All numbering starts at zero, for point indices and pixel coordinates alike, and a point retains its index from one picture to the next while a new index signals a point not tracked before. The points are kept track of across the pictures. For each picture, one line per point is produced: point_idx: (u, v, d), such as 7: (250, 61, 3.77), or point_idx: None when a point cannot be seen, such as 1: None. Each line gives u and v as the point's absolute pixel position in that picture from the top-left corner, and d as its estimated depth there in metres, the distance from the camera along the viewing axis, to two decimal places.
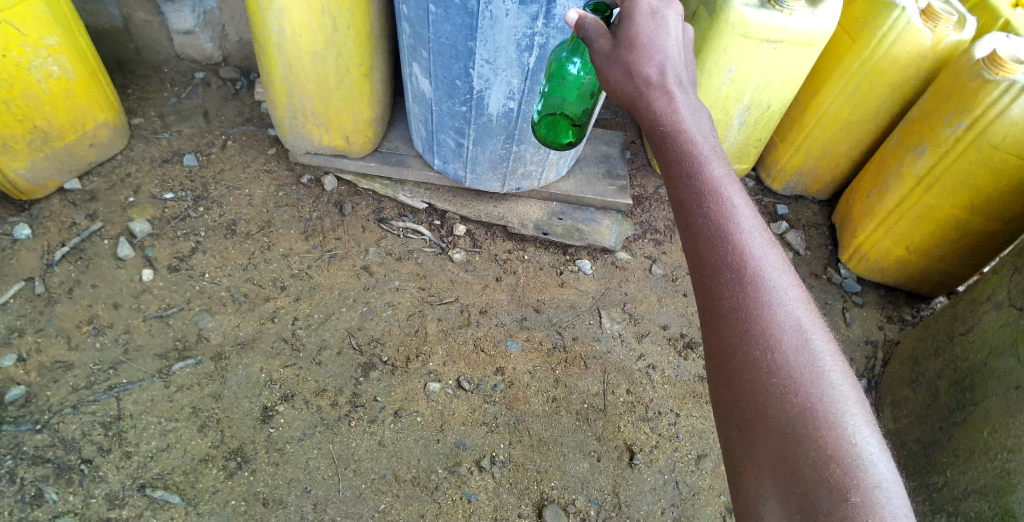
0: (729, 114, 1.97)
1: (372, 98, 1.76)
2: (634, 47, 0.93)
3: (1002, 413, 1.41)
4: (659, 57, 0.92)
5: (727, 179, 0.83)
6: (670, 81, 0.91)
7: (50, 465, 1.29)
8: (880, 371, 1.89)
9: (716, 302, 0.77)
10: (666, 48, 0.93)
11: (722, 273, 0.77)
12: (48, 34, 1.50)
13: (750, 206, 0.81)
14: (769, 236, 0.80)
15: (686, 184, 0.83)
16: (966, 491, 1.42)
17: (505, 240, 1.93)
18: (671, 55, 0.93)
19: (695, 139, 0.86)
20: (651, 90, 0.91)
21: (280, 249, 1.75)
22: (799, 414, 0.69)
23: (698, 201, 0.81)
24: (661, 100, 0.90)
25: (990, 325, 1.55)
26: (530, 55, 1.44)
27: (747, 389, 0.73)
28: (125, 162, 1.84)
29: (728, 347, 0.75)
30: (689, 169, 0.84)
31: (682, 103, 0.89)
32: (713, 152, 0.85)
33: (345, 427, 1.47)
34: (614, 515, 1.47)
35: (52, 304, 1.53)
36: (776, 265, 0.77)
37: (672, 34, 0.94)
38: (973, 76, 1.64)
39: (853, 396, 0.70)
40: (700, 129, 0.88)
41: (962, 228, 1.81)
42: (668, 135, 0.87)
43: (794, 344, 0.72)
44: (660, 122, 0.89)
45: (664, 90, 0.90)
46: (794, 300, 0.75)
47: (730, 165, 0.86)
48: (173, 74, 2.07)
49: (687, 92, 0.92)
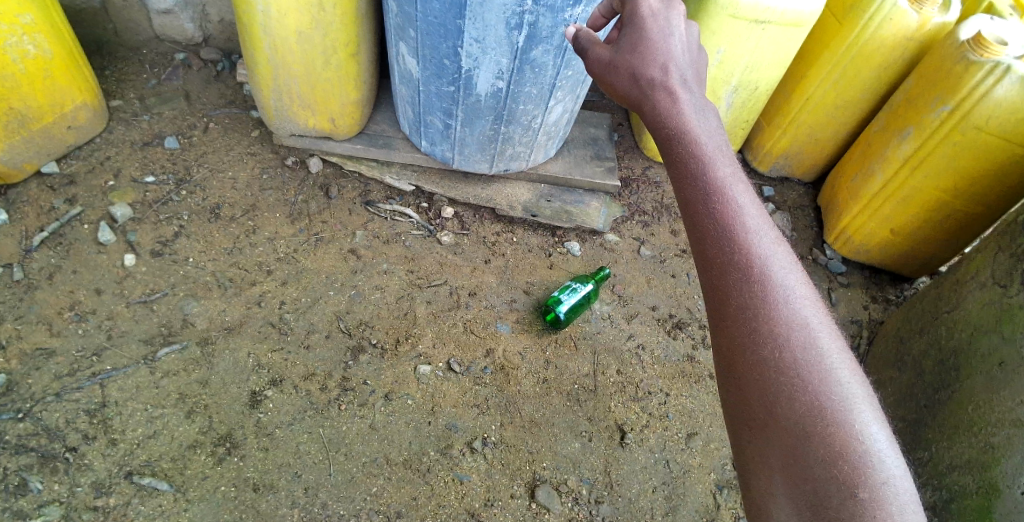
0: (717, 96, 1.94)
1: (359, 80, 1.73)
2: (636, 50, 0.93)
3: (987, 390, 1.43)
4: (662, 57, 0.92)
5: (732, 177, 0.82)
6: (674, 80, 0.91)
7: (34, 454, 1.27)
8: (865, 350, 1.92)
9: (724, 302, 0.76)
10: (669, 47, 0.92)
11: (729, 273, 0.76)
12: (24, 12, 1.45)
13: (757, 204, 0.81)
14: (776, 233, 0.79)
15: (692, 184, 0.82)
16: (951, 466, 1.45)
17: (494, 222, 1.91)
18: (674, 54, 0.92)
19: (699, 138, 0.85)
20: (655, 91, 0.90)
21: (265, 233, 1.72)
22: (809, 413, 0.69)
23: (703, 201, 0.80)
24: (665, 98, 0.89)
25: (974, 304, 1.57)
26: (519, 34, 1.41)
27: (757, 388, 0.73)
28: (104, 145, 1.80)
29: (737, 347, 0.75)
30: (694, 167, 0.83)
31: (685, 101, 0.89)
32: (719, 151, 0.85)
33: (335, 411, 1.46)
34: (606, 494, 1.48)
35: (32, 290, 1.49)
36: (783, 263, 0.77)
37: (675, 33, 0.94)
38: (957, 58, 1.65)
39: (862, 394, 0.70)
40: (704, 125, 0.87)
41: (945, 211, 1.82)
42: (672, 136, 0.86)
43: (802, 344, 0.72)
44: (665, 122, 0.88)
45: (668, 89, 0.90)
46: (800, 298, 0.75)
47: (737, 162, 0.85)
48: (153, 55, 2.01)
49: (693, 91, 0.91)
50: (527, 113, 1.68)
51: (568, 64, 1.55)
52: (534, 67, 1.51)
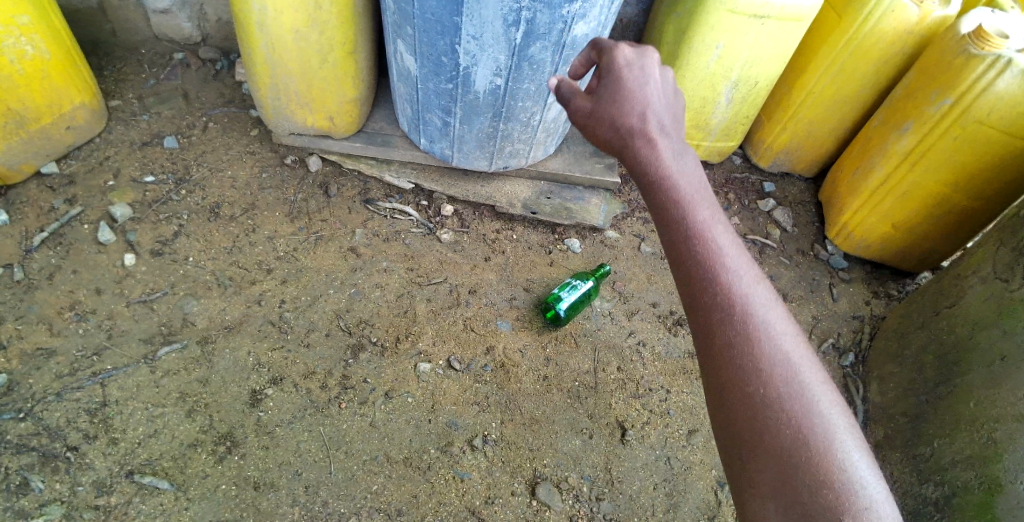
0: (717, 92, 1.94)
1: (357, 78, 1.73)
2: (616, 98, 0.94)
3: (989, 385, 1.43)
4: (641, 103, 0.92)
5: (712, 218, 0.82)
6: (653, 126, 0.91)
7: (35, 453, 1.27)
8: (868, 345, 1.89)
9: (709, 339, 0.76)
10: (646, 94, 0.93)
11: (714, 312, 0.76)
12: (20, 13, 1.44)
13: (737, 244, 0.81)
14: (756, 271, 0.80)
15: (673, 225, 0.82)
16: (953, 461, 1.45)
17: (493, 220, 1.91)
18: (651, 101, 0.93)
19: (679, 180, 0.85)
20: (635, 135, 0.90)
21: (265, 231, 1.72)
22: (796, 446, 0.69)
23: (685, 241, 0.80)
24: (645, 143, 0.90)
25: (975, 299, 1.56)
26: (517, 31, 1.40)
27: (745, 422, 0.72)
28: (103, 145, 1.80)
29: (725, 383, 0.74)
30: (675, 210, 0.82)
31: (665, 146, 0.89)
32: (699, 192, 0.85)
33: (336, 409, 1.46)
34: (607, 491, 1.48)
35: (32, 290, 1.49)
36: (764, 299, 0.77)
37: (652, 80, 0.94)
38: (957, 52, 1.64)
39: (845, 426, 0.70)
40: (683, 169, 0.87)
41: (946, 205, 1.82)
42: (653, 179, 0.86)
43: (785, 379, 0.72)
44: (645, 166, 0.88)
45: (647, 136, 0.90)
46: (783, 333, 0.75)
47: (717, 203, 0.85)
48: (151, 54, 2.01)
49: (672, 136, 0.91)
50: (525, 110, 1.67)
51: (566, 60, 1.55)
52: (532, 63, 1.51)
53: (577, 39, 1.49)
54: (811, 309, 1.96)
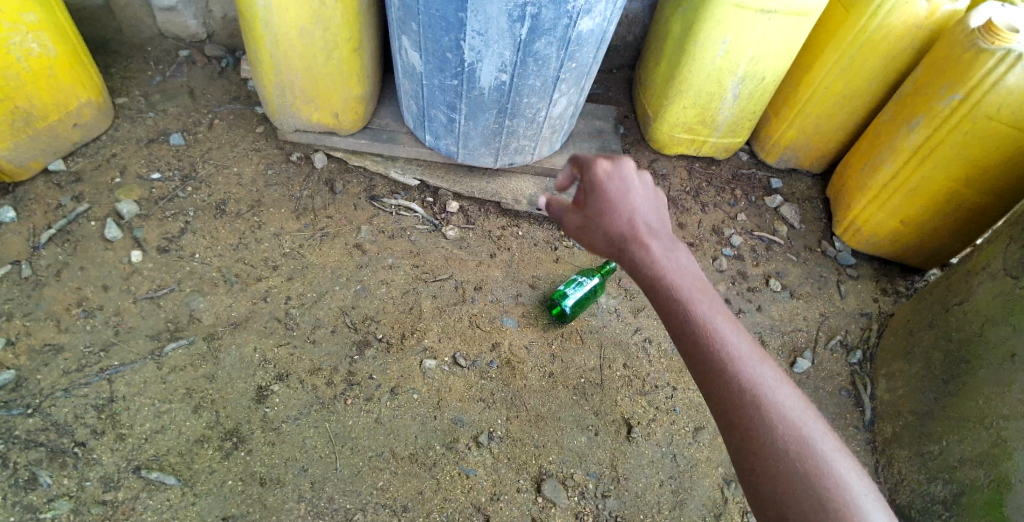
0: (723, 87, 1.92)
1: (362, 75, 1.73)
2: (605, 208, 0.97)
3: (999, 383, 1.42)
4: (629, 211, 0.96)
5: (711, 310, 0.86)
6: (644, 230, 0.94)
7: (43, 449, 1.28)
8: (875, 342, 1.87)
9: (727, 420, 0.80)
10: (633, 201, 0.97)
11: (728, 396, 0.80)
12: (27, 11, 1.45)
13: (736, 329, 0.85)
14: (759, 351, 0.84)
15: (678, 322, 0.86)
16: (962, 459, 1.44)
17: (499, 216, 1.90)
18: (636, 206, 0.97)
19: (675, 278, 0.88)
20: (628, 242, 0.94)
21: (271, 228, 1.72)
22: (820, 509, 0.71)
23: (690, 336, 0.84)
24: (640, 247, 0.93)
25: (985, 296, 1.55)
26: (522, 26, 1.40)
27: (772, 492, 0.75)
28: (110, 142, 1.80)
29: (747, 460, 0.78)
30: (679, 313, 0.86)
31: (657, 247, 0.92)
32: (695, 287, 0.88)
33: (341, 405, 1.46)
34: (613, 488, 1.47)
35: (40, 287, 1.50)
36: (770, 376, 0.81)
37: (634, 186, 0.98)
38: (967, 46, 1.62)
39: (862, 484, 0.74)
40: (679, 268, 0.90)
41: (956, 201, 1.80)
42: (652, 282, 0.89)
43: (800, 447, 0.76)
44: (643, 269, 0.91)
45: (640, 241, 0.93)
46: (792, 407, 0.79)
47: (714, 294, 0.89)
48: (157, 52, 2.01)
49: (663, 236, 0.94)
50: (531, 106, 1.67)
51: (572, 56, 1.54)
52: (538, 59, 1.50)
53: (582, 35, 1.48)
54: (818, 306, 1.94)
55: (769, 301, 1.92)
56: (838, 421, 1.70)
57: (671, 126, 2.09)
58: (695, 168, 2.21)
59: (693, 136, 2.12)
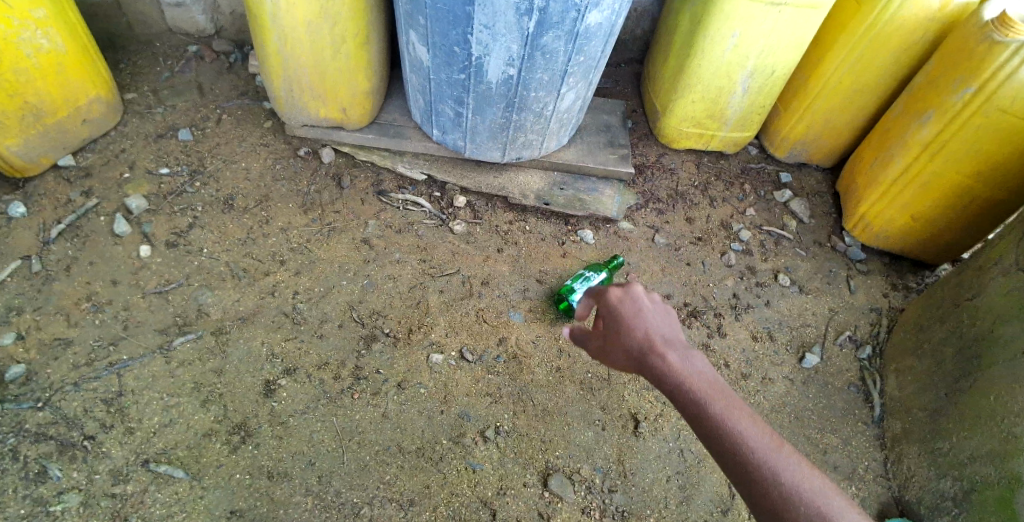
0: (733, 81, 1.90)
1: (369, 69, 1.72)
2: (620, 329, 0.98)
3: (1010, 379, 1.39)
4: (642, 328, 0.96)
5: (735, 414, 0.85)
6: (659, 344, 0.94)
7: (53, 442, 1.29)
8: (886, 338, 1.85)
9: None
10: (644, 318, 0.98)
11: (767, 502, 0.80)
12: (36, 7, 1.45)
13: (764, 431, 0.84)
14: (790, 450, 0.83)
15: (706, 430, 0.86)
16: (972, 456, 1.42)
17: (506, 211, 1.89)
18: (649, 322, 0.97)
19: (695, 387, 0.88)
20: (647, 357, 0.94)
21: (278, 223, 1.72)
22: None
23: (719, 446, 0.84)
24: (658, 361, 0.92)
25: (997, 291, 1.52)
26: (529, 20, 1.39)
27: None
28: (119, 138, 1.81)
29: None
30: (705, 424, 0.86)
31: (674, 358, 0.92)
32: (716, 392, 0.88)
33: (349, 400, 1.46)
34: (620, 483, 1.47)
35: (50, 281, 1.51)
36: (804, 475, 0.81)
37: (643, 303, 0.99)
38: (981, 38, 1.60)
39: None
40: (698, 376, 0.90)
41: (968, 196, 1.77)
42: (675, 395, 0.89)
43: None
44: (664, 383, 0.91)
45: (658, 355, 0.93)
46: (831, 505, 0.78)
47: (737, 396, 0.88)
48: (165, 48, 2.01)
49: (678, 346, 0.94)
50: (538, 100, 1.66)
51: (580, 49, 1.52)
52: (545, 53, 1.49)
53: (590, 28, 1.47)
54: (828, 301, 1.92)
55: (778, 296, 1.90)
56: (848, 418, 1.69)
57: (679, 120, 2.07)
58: (704, 162, 2.18)
59: (701, 130, 2.10)
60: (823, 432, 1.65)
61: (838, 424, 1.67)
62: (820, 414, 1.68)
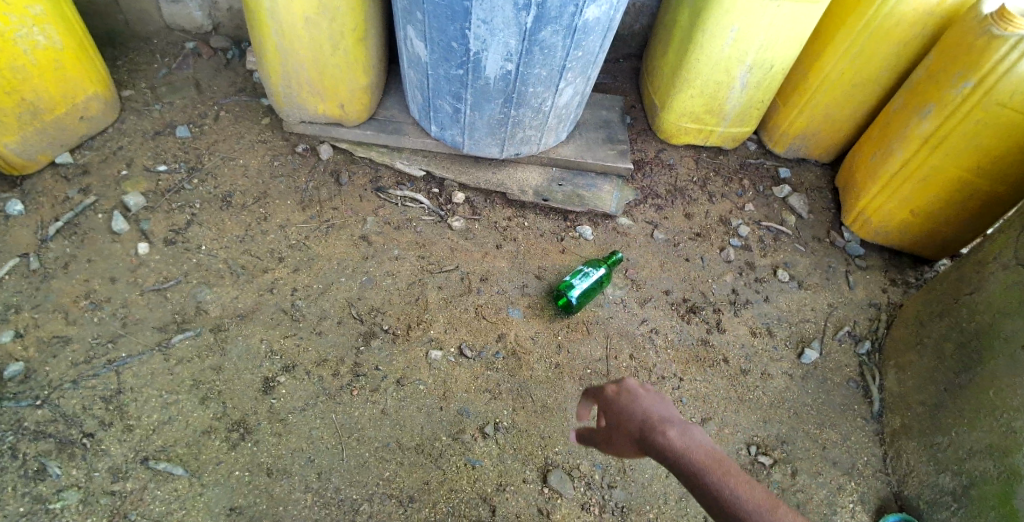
0: (732, 76, 1.89)
1: (367, 65, 1.71)
2: (619, 413, 0.87)
3: (1010, 374, 1.39)
4: (641, 408, 0.86)
5: (753, 494, 0.72)
6: (659, 421, 0.83)
7: (52, 440, 1.29)
8: (884, 333, 1.85)
9: None
10: (642, 399, 0.87)
11: None
12: (32, 4, 1.45)
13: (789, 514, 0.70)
14: None
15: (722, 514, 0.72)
16: (971, 451, 1.43)
17: (505, 207, 1.89)
18: (648, 402, 0.86)
19: (703, 464, 0.76)
20: (647, 438, 0.82)
21: (276, 220, 1.72)
22: None
23: None
24: (660, 439, 0.80)
25: (996, 286, 1.52)
26: (528, 15, 1.38)
27: None
28: (117, 135, 1.80)
29: None
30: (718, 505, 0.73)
31: (676, 434, 0.80)
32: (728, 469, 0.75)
33: (348, 396, 1.46)
34: (619, 479, 1.47)
35: (48, 279, 1.51)
36: None
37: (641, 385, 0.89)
38: (981, 32, 1.59)
39: None
40: (706, 453, 0.77)
41: (967, 190, 1.77)
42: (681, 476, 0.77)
43: None
44: (669, 463, 0.78)
45: (658, 433, 0.81)
46: None
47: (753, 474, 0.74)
48: (163, 44, 2.01)
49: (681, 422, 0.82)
50: (537, 96, 1.65)
51: (578, 44, 1.52)
52: (544, 48, 1.48)
53: (589, 23, 1.46)
54: (827, 297, 1.92)
55: (777, 292, 1.90)
56: (847, 412, 1.69)
57: (678, 116, 2.07)
58: (702, 157, 2.18)
59: (700, 126, 2.09)
60: (822, 427, 1.65)
61: (837, 419, 1.67)
62: (819, 409, 1.68)
